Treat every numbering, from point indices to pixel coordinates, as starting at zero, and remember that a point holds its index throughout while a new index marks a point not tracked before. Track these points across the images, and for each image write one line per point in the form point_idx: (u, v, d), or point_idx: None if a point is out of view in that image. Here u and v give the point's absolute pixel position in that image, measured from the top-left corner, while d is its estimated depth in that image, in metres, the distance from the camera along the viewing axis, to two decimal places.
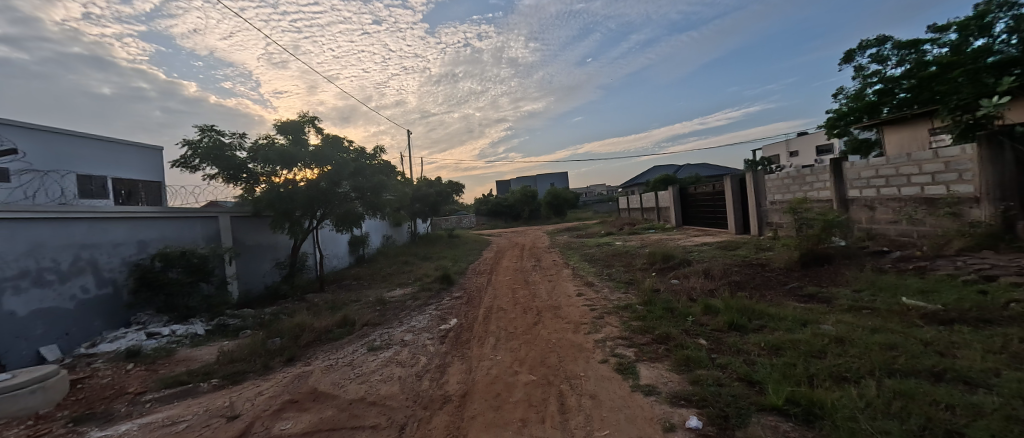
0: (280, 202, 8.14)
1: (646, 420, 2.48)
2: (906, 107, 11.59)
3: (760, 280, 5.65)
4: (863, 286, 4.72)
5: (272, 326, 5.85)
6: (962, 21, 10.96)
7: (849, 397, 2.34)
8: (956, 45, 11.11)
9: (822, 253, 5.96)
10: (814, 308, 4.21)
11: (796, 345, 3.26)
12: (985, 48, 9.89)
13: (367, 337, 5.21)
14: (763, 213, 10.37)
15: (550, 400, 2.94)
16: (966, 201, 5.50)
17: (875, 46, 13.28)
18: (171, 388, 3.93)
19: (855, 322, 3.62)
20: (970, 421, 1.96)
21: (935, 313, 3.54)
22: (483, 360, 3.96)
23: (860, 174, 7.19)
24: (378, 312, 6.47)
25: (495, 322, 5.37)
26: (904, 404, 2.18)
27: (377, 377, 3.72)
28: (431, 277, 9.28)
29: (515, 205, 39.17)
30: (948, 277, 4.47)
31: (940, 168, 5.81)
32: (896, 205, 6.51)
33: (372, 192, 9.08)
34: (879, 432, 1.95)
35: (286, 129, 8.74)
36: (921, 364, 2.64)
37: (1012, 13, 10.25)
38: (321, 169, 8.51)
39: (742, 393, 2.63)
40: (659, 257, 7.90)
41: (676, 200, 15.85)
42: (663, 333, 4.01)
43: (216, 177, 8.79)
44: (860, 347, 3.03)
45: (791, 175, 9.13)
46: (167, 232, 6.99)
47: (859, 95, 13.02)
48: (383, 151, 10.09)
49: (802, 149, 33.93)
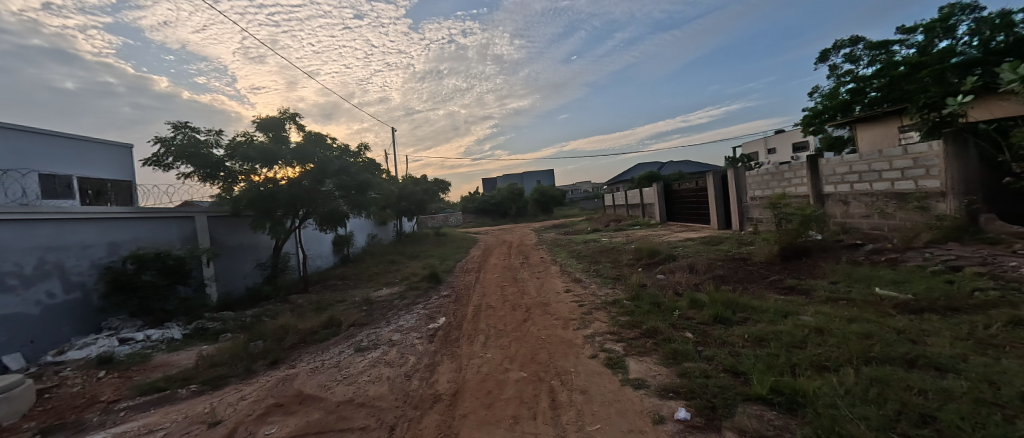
0: (261, 201, 7.92)
1: (637, 413, 2.53)
2: (877, 105, 12.08)
3: (743, 274, 5.81)
4: (839, 277, 4.90)
5: (255, 329, 5.70)
6: (927, 23, 11.46)
7: (830, 385, 2.43)
8: (923, 47, 11.60)
9: (801, 247, 6.16)
10: (794, 300, 4.35)
11: (779, 336, 3.36)
12: (949, 49, 10.34)
13: (354, 337, 5.12)
14: (743, 208, 10.65)
15: (541, 396, 2.95)
16: (933, 195, 5.76)
17: (849, 46, 13.74)
18: (146, 396, 3.78)
19: (833, 313, 3.76)
20: (941, 405, 2.06)
21: (907, 303, 3.71)
22: (472, 359, 3.95)
23: (834, 170, 7.45)
24: (365, 313, 6.36)
25: (484, 320, 5.37)
26: (881, 391, 2.28)
27: (365, 378, 3.67)
28: (418, 276, 9.20)
29: (502, 203, 39.03)
30: (917, 269, 4.69)
31: (909, 164, 6.06)
32: (869, 199, 6.78)
33: (356, 191, 8.96)
34: (858, 417, 2.04)
35: (266, 126, 8.50)
36: (895, 351, 2.77)
37: (973, 16, 10.76)
38: (303, 166, 8.35)
39: (728, 384, 2.70)
40: (645, 253, 8.05)
41: (660, 196, 16.10)
42: (651, 327, 4.08)
43: (191, 175, 8.47)
44: (838, 337, 3.15)
45: (770, 171, 9.38)
46: (141, 233, 6.73)
47: (834, 93, 13.47)
48: (367, 149, 9.99)
49: (780, 146, 34.87)
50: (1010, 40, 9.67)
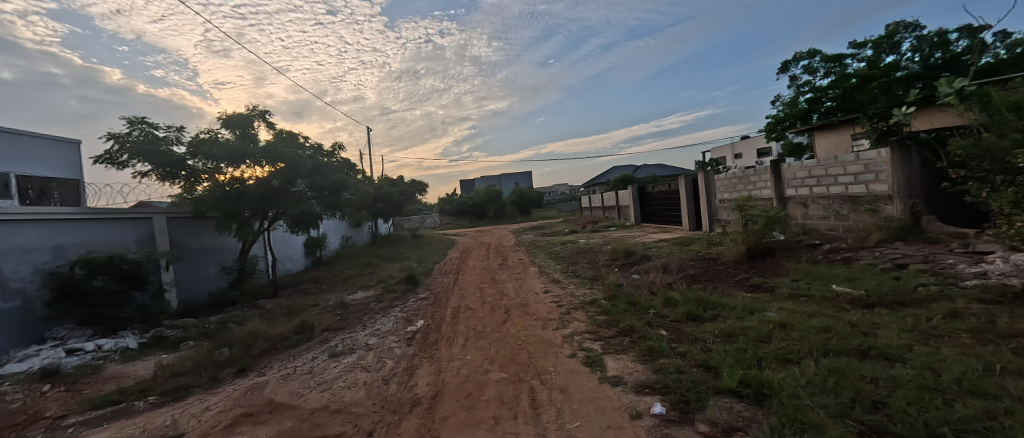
0: (227, 202, 7.55)
1: (615, 409, 2.60)
2: (832, 114, 12.87)
3: (713, 273, 6.07)
4: (800, 275, 5.21)
5: (220, 336, 5.43)
6: (876, 39, 12.34)
7: (792, 376, 2.58)
8: (872, 61, 12.47)
9: (765, 247, 6.50)
10: (759, 297, 4.59)
11: (746, 332, 3.54)
12: (895, 63, 11.17)
13: (328, 342, 4.99)
14: (713, 210, 11.10)
15: (521, 396, 2.98)
16: (882, 198, 6.20)
17: (807, 58, 14.59)
18: (99, 409, 3.54)
19: (794, 308, 3.99)
20: (889, 392, 2.24)
21: (860, 298, 3.99)
22: (453, 361, 3.93)
23: (795, 174, 7.90)
24: (340, 317, 6.20)
25: (463, 322, 5.35)
26: (837, 381, 2.45)
27: (340, 384, 3.58)
28: (395, 279, 9.06)
29: (480, 204, 39.00)
30: (869, 266, 5.05)
31: (861, 169, 6.50)
32: (826, 202, 7.23)
33: (330, 191, 8.75)
34: (818, 406, 2.18)
35: (232, 124, 8.14)
36: (850, 344, 2.98)
37: (915, 34, 11.69)
38: (273, 166, 8.05)
39: (701, 378, 2.82)
40: (621, 254, 8.26)
41: (635, 199, 16.54)
42: (627, 325, 4.20)
43: (149, 174, 7.99)
44: (800, 331, 3.36)
45: (737, 175, 9.83)
46: (90, 236, 6.28)
47: (794, 102, 14.27)
48: (341, 148, 9.78)
49: (746, 151, 36.64)
50: (946, 56, 10.56)
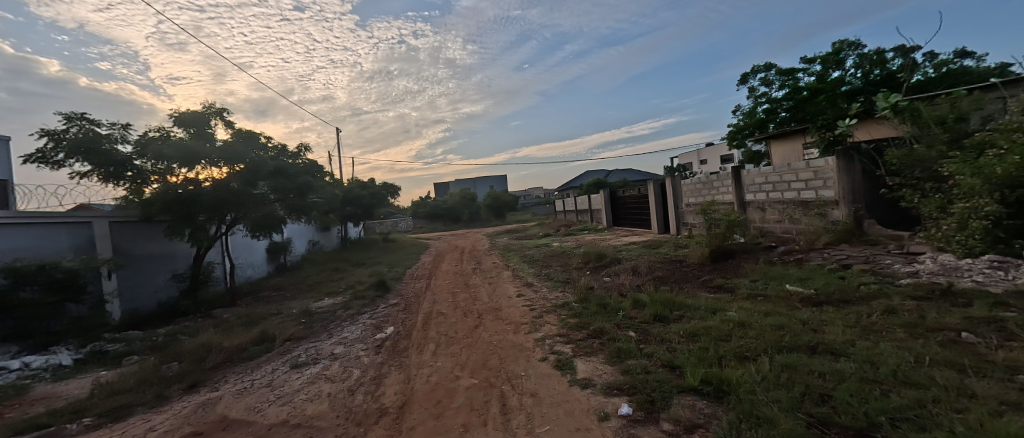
0: (179, 205, 7.09)
1: (583, 412, 2.64)
2: (786, 124, 13.70)
3: (679, 275, 6.29)
4: (758, 276, 5.50)
5: (169, 349, 5.08)
6: (823, 56, 13.27)
7: (750, 373, 2.72)
8: (820, 75, 13.38)
9: (727, 249, 6.81)
10: (721, 298, 4.80)
11: (709, 331, 3.69)
12: (840, 78, 12.03)
13: (290, 353, 4.77)
14: (679, 214, 11.51)
15: (491, 402, 2.97)
16: (829, 203, 6.65)
17: (763, 71, 15.48)
18: (23, 435, 3.22)
19: (752, 308, 4.20)
20: (836, 384, 2.40)
21: (811, 297, 4.26)
22: (422, 368, 3.87)
23: (754, 180, 8.35)
24: (304, 325, 5.95)
25: (434, 327, 5.27)
26: (790, 376, 2.60)
27: (302, 396, 3.44)
28: (364, 284, 8.80)
29: (454, 208, 38.65)
30: (819, 267, 5.40)
31: (811, 176, 6.96)
32: (781, 206, 7.68)
33: (296, 194, 8.61)
34: (772, 401, 2.31)
35: (185, 122, 7.66)
36: (802, 340, 3.16)
37: (857, 52, 12.66)
38: (232, 167, 7.68)
39: (666, 378, 2.91)
40: (593, 257, 8.41)
41: (607, 203, 16.91)
42: (597, 328, 4.28)
43: (89, 174, 7.39)
44: (757, 329, 3.54)
45: (702, 180, 10.25)
46: (19, 242, 5.74)
47: (752, 112, 15.08)
48: (308, 150, 9.45)
49: (710, 158, 38.30)
50: (883, 73, 11.50)
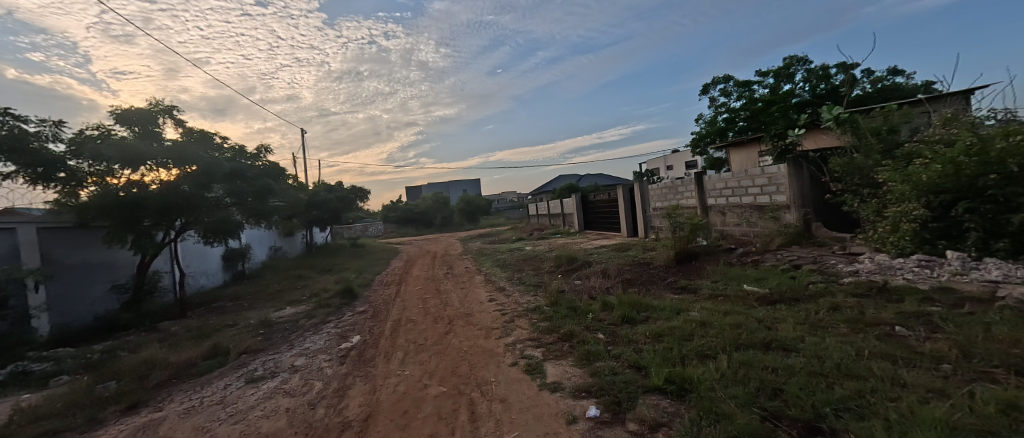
0: (121, 209, 6.55)
1: (552, 416, 2.65)
2: (744, 133, 14.48)
3: (646, 277, 6.48)
4: (719, 277, 5.75)
5: (106, 367, 4.67)
6: (776, 70, 14.16)
7: (710, 371, 2.83)
8: (774, 87, 14.27)
9: (690, 252, 7.09)
10: (685, 298, 4.99)
11: (673, 331, 3.82)
12: (791, 91, 12.87)
13: (245, 367, 4.51)
14: (647, 217, 11.88)
15: (460, 410, 2.93)
16: (781, 208, 7.08)
17: (722, 83, 16.32)
18: None
19: (714, 307, 4.39)
20: (787, 379, 2.54)
21: (766, 296, 4.50)
22: (389, 378, 3.76)
23: (715, 185, 8.76)
24: (262, 337, 5.65)
25: (403, 335, 5.15)
26: (746, 372, 2.73)
27: (257, 413, 3.25)
28: (330, 292, 8.47)
29: (426, 212, 38.04)
30: (773, 267, 5.73)
31: (766, 182, 7.39)
32: (739, 210, 8.09)
33: (254, 198, 8.23)
34: (730, 397, 2.41)
35: (129, 119, 7.11)
36: (757, 337, 3.33)
37: (805, 67, 13.60)
38: (183, 169, 7.20)
39: (632, 378, 2.98)
40: (564, 260, 8.51)
41: (578, 207, 17.20)
42: (567, 331, 4.32)
43: (13, 175, 6.69)
44: (717, 328, 3.69)
45: (667, 185, 10.63)
46: None
47: (713, 120, 15.85)
48: (268, 151, 9.03)
49: (676, 163, 39.83)
50: (828, 88, 12.42)
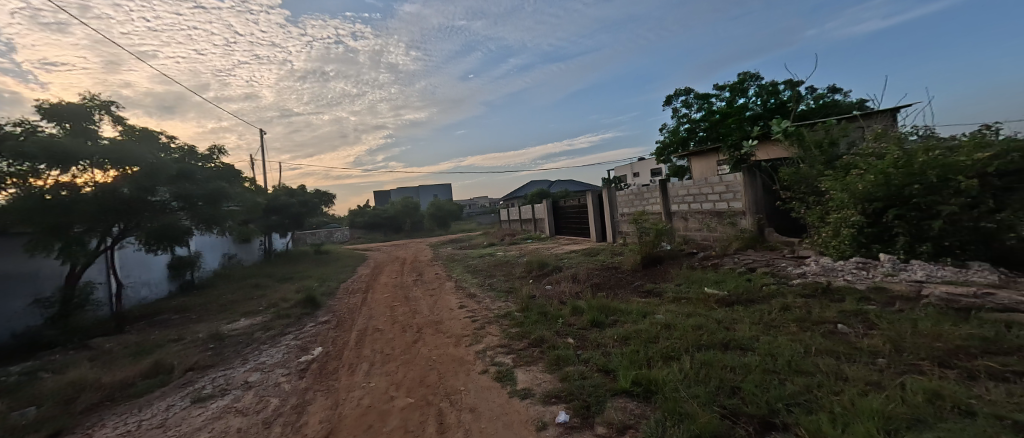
0: (48, 214, 5.93)
1: (521, 423, 2.65)
2: (703, 143, 15.23)
3: (614, 281, 6.64)
4: (682, 280, 5.99)
5: (25, 392, 4.20)
6: (731, 85, 15.04)
7: (674, 372, 2.93)
8: (729, 101, 15.14)
9: (655, 256, 7.34)
10: (651, 301, 5.15)
11: (639, 334, 3.94)
12: (745, 105, 13.70)
13: (192, 385, 4.20)
14: (615, 223, 12.19)
15: (428, 421, 2.87)
16: (738, 214, 7.49)
17: (683, 95, 17.14)
18: None
19: (677, 310, 4.57)
20: (744, 377, 2.68)
21: (725, 298, 4.73)
22: (353, 391, 3.62)
23: (678, 192, 9.15)
24: (212, 352, 5.29)
25: (369, 345, 4.99)
26: (706, 372, 2.85)
27: (205, 435, 3.04)
28: (291, 302, 8.08)
29: (395, 217, 37.18)
30: (731, 270, 6.04)
31: (723, 189, 7.81)
32: (700, 216, 8.48)
33: (205, 202, 7.73)
34: (691, 397, 2.51)
35: (58, 114, 6.51)
36: (717, 338, 3.49)
37: (757, 83, 14.54)
38: (123, 169, 6.69)
39: (600, 382, 3.04)
40: (535, 266, 8.56)
41: (548, 212, 17.41)
42: (538, 336, 4.36)
43: None
44: (680, 330, 3.84)
45: (634, 191, 10.97)
46: None
47: (676, 130, 16.58)
48: (222, 152, 8.53)
49: (642, 170, 41.21)
50: (777, 102, 13.33)
